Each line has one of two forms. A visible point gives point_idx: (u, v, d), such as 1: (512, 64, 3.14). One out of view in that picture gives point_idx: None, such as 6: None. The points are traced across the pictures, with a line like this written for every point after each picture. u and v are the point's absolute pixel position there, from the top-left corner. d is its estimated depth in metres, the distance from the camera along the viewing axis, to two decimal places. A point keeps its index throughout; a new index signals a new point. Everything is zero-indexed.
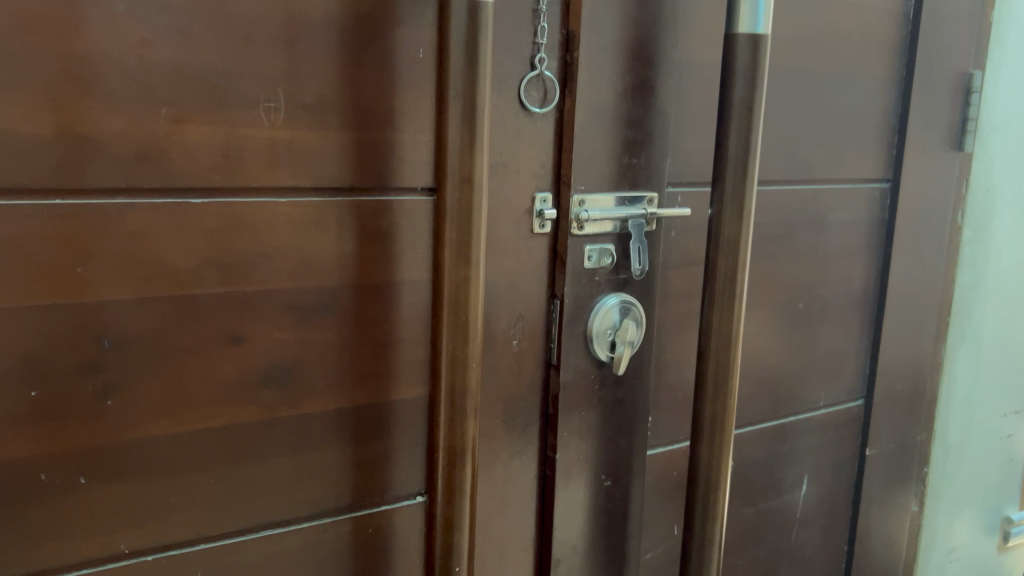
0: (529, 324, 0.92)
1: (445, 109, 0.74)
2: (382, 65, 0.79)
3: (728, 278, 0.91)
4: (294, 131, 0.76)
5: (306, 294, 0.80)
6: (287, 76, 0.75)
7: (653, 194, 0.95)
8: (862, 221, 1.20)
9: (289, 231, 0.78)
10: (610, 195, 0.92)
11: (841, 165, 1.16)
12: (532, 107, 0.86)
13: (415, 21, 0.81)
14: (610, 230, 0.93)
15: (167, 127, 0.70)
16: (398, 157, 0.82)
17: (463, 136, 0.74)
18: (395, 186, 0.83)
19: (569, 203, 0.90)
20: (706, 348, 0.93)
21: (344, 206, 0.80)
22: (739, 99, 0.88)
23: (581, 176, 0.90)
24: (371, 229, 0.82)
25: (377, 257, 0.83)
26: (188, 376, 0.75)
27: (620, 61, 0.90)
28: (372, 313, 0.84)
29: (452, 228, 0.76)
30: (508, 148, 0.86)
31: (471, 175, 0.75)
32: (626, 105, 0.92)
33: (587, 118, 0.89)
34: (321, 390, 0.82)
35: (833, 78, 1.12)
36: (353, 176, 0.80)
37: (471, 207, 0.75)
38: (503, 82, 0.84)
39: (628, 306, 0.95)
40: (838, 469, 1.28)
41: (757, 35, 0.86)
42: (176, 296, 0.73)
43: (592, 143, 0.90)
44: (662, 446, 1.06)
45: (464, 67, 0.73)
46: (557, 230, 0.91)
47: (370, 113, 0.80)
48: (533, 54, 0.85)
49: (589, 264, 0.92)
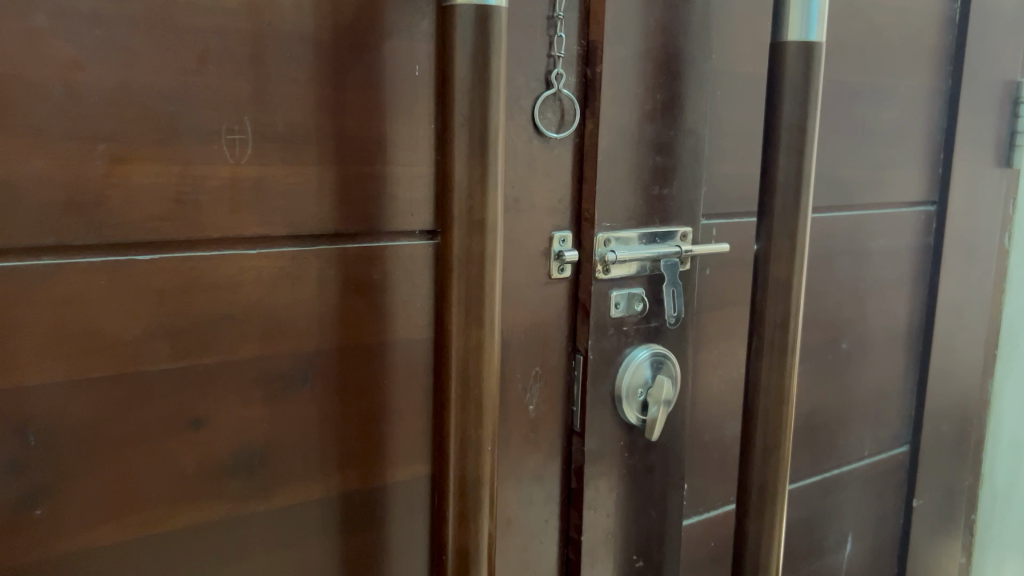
0: (548, 384, 0.78)
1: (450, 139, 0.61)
2: (372, 85, 0.66)
3: (778, 328, 0.77)
4: (264, 168, 0.62)
5: (282, 364, 0.66)
6: (255, 102, 0.61)
7: (686, 228, 0.83)
8: (909, 249, 1.07)
9: (259, 290, 0.64)
10: (640, 231, 0.79)
11: (889, 188, 1.03)
12: (548, 132, 0.73)
13: (409, 34, 0.67)
14: (638, 272, 0.80)
15: (106, 168, 0.56)
16: (392, 196, 0.69)
17: (473, 172, 0.61)
18: (386, 230, 0.69)
19: (591, 242, 0.77)
20: (753, 409, 0.80)
21: (327, 255, 0.66)
22: (790, 120, 0.75)
23: (606, 211, 0.77)
24: (361, 283, 0.68)
25: (368, 315, 0.69)
26: (137, 471, 0.61)
27: (648, 77, 0.77)
28: (363, 383, 0.70)
29: (458, 283, 0.62)
30: (522, 182, 0.73)
31: (481, 219, 0.62)
32: (655, 127, 0.79)
33: (612, 144, 0.76)
34: (300, 477, 0.68)
35: (883, 90, 0.99)
36: (338, 220, 0.66)
37: (484, 256, 0.62)
38: (514, 104, 0.71)
39: (661, 359, 0.82)
40: (883, 524, 1.15)
41: (810, 43, 0.74)
42: (120, 375, 0.59)
43: (618, 174, 0.77)
44: (699, 514, 0.92)
45: (472, 87, 0.60)
46: (578, 274, 0.78)
47: (358, 144, 0.66)
48: (550, 69, 0.72)
49: (616, 312, 0.79)
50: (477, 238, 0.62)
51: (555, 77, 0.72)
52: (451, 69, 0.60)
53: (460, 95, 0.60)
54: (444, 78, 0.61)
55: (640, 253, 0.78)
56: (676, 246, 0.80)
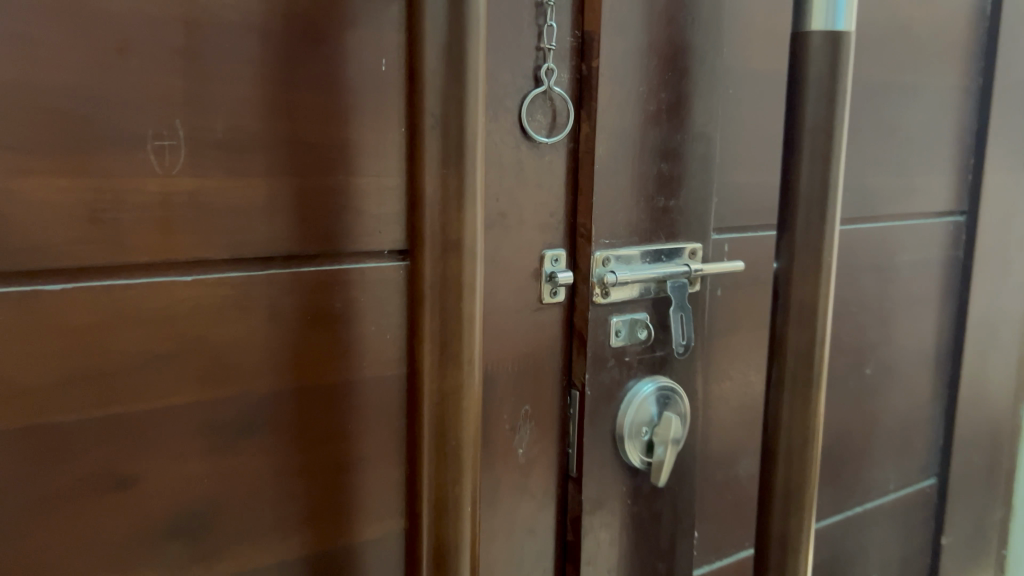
0: (540, 424, 0.68)
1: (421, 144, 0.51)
2: (331, 83, 0.57)
3: (801, 359, 0.68)
4: (201, 181, 0.53)
5: (228, 410, 0.56)
6: (189, 103, 0.52)
7: (696, 244, 0.73)
8: (937, 263, 0.98)
9: (198, 323, 0.54)
10: (643, 249, 0.70)
11: (916, 197, 0.93)
12: (537, 136, 0.64)
13: (375, 24, 0.58)
14: (641, 295, 0.70)
15: (5, 182, 0.47)
16: (359, 211, 0.59)
17: (449, 184, 0.51)
18: (350, 251, 0.59)
19: (589, 261, 0.67)
20: (773, 450, 0.70)
21: (281, 282, 0.57)
22: (814, 122, 0.65)
23: (605, 226, 0.67)
24: (323, 314, 0.59)
25: (330, 351, 0.59)
26: (52, 541, 0.51)
27: (651, 74, 0.68)
28: (326, 429, 0.60)
29: (431, 316, 0.53)
30: (508, 194, 0.63)
31: (458, 239, 0.52)
32: (659, 131, 0.69)
33: (611, 151, 0.66)
34: (252, 541, 0.58)
35: (910, 90, 0.89)
36: (293, 240, 0.57)
37: (463, 283, 0.52)
38: (498, 104, 0.61)
39: (667, 393, 0.73)
40: (909, 563, 1.05)
41: (836, 34, 0.64)
42: (29, 428, 0.49)
43: (619, 185, 0.67)
44: (712, 563, 0.83)
45: (445, 82, 0.50)
46: (573, 298, 0.69)
47: (316, 151, 0.57)
48: (540, 63, 0.63)
49: (617, 341, 0.69)
50: (455, 261, 0.52)
51: (545, 72, 0.63)
52: (419, 62, 0.51)
53: (430, 92, 0.50)
54: (412, 72, 0.51)
55: (647, 273, 0.68)
56: (685, 265, 0.70)
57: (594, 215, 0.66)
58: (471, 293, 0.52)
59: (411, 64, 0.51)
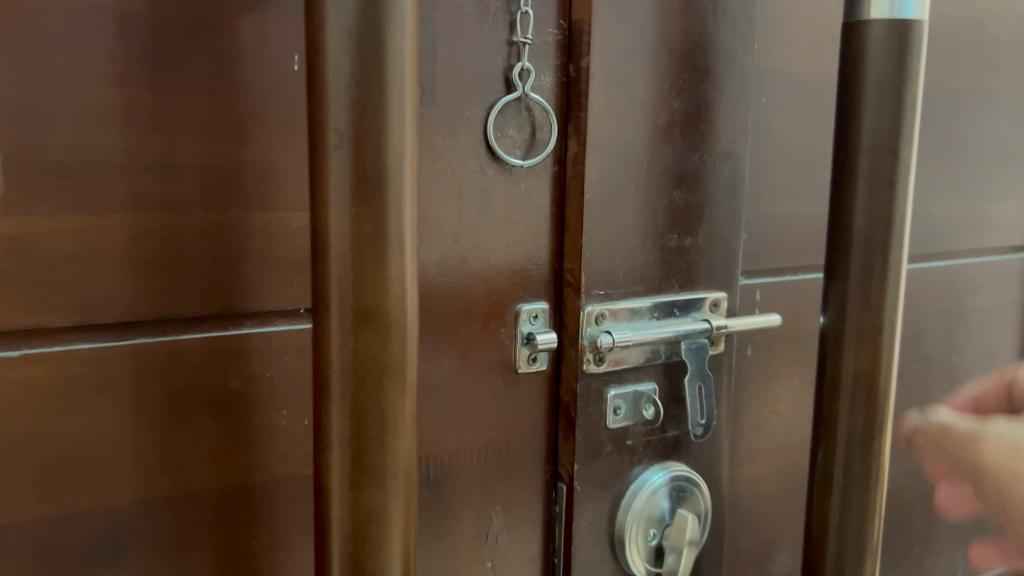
0: (516, 527, 0.53)
1: (324, 171, 0.36)
2: (221, 86, 0.42)
3: (854, 448, 0.52)
4: (30, 221, 0.38)
5: (76, 529, 0.41)
6: (9, 114, 0.37)
7: (719, 293, 0.58)
8: (1015, 308, 0.81)
9: (32, 413, 0.40)
10: (650, 301, 0.55)
11: (992, 230, 0.77)
12: (509, 158, 0.48)
13: (288, 8, 0.43)
14: (647, 360, 0.55)
15: None
16: (264, 257, 0.44)
17: (362, 228, 0.36)
18: (252, 312, 0.44)
19: (577, 318, 0.52)
20: (820, 563, 0.53)
21: (152, 355, 0.42)
22: (873, 138, 0.49)
23: (599, 274, 0.52)
24: (215, 396, 0.44)
25: (226, 444, 0.45)
26: None
27: (660, 76, 0.52)
28: (224, 547, 0.45)
29: (341, 412, 0.37)
30: (470, 235, 0.48)
31: (377, 307, 0.37)
32: (672, 150, 0.54)
33: (606, 176, 0.51)
34: None
35: (986, 101, 0.73)
36: (168, 299, 0.42)
37: (385, 368, 0.37)
38: (455, 116, 0.46)
39: (682, 484, 0.57)
40: None
41: (905, 23, 0.47)
42: None
43: (617, 220, 0.52)
44: None
45: (354, 83, 0.35)
46: (558, 365, 0.53)
47: (200, 179, 0.42)
48: (511, 62, 0.48)
49: (615, 420, 0.54)
50: (371, 337, 0.37)
51: (519, 73, 0.48)
52: (317, 56, 0.36)
53: (335, 97, 0.35)
54: (309, 69, 0.36)
55: (654, 332, 0.53)
56: (704, 321, 0.55)
57: (585, 260, 0.51)
58: (395, 381, 0.37)
59: (307, 58, 0.36)
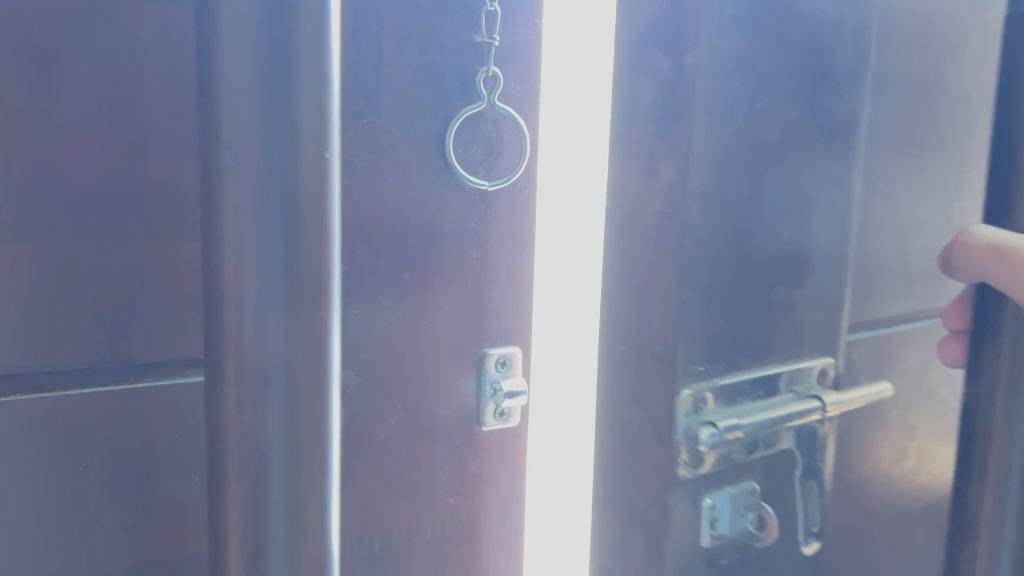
0: None
1: (218, 198, 0.26)
2: (146, 99, 0.31)
3: None
4: None
5: None
6: None
7: (824, 359, 0.42)
8: None
9: None
10: (756, 373, 0.39)
11: None
12: (475, 181, 0.35)
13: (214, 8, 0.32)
14: (749, 454, 0.38)
15: None
16: (173, 307, 0.33)
17: (258, 270, 0.26)
18: (162, 373, 0.34)
19: (674, 406, 0.35)
20: None
21: (34, 427, 0.31)
22: None
23: (702, 342, 0.36)
24: (116, 478, 0.33)
25: (135, 540, 0.34)
26: None
27: (781, 68, 0.37)
28: None
29: (239, 503, 0.27)
30: (437, 276, 0.35)
31: (292, 368, 0.27)
32: (783, 174, 0.37)
33: (722, 215, 0.35)
34: None
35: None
36: (51, 358, 0.31)
37: (296, 446, 0.27)
38: (415, 126, 0.34)
39: None
40: None
41: None
42: None
43: (726, 271, 0.36)
44: None
45: (260, 92, 0.25)
46: (635, 465, 0.37)
47: (105, 211, 0.31)
48: (487, 49, 0.35)
49: (711, 538, 0.37)
50: (276, 410, 0.27)
51: (484, 79, 0.35)
52: (221, 40, 0.25)
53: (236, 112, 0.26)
54: (201, 61, 0.26)
55: (773, 419, 0.38)
56: (816, 399, 0.40)
57: (680, 323, 0.35)
58: (310, 470, 0.27)
59: (198, 44, 0.26)
